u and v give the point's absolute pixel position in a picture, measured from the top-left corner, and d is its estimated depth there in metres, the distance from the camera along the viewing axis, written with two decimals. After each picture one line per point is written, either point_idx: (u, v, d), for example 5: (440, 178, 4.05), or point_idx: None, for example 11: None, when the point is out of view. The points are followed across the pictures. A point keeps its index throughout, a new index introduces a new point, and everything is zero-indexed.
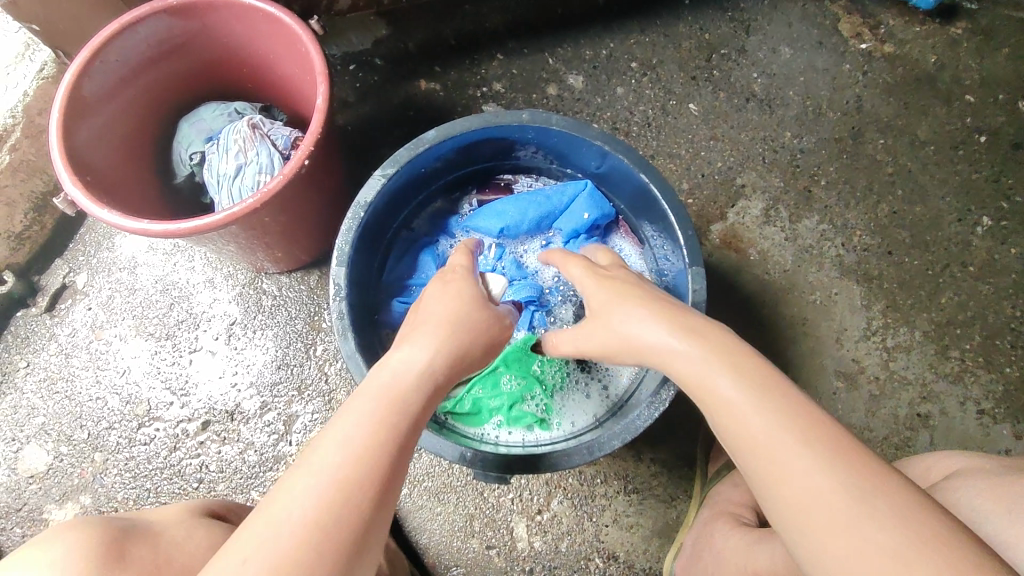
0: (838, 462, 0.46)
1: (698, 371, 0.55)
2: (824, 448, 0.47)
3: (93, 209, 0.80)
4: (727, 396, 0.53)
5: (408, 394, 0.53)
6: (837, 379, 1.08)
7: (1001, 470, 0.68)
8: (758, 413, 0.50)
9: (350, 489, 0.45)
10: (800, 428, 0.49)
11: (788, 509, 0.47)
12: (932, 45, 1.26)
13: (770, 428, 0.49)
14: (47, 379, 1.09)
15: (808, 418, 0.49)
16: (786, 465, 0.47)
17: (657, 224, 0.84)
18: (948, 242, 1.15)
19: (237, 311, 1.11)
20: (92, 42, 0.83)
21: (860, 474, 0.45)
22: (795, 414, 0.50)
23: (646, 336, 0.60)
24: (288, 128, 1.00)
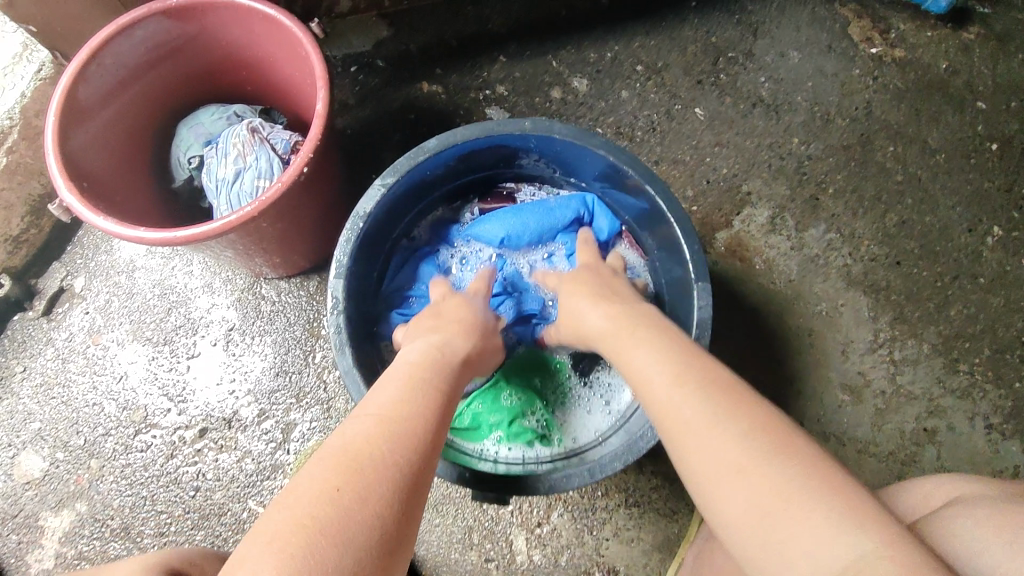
0: (717, 398, 0.56)
1: (622, 343, 0.66)
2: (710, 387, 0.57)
3: (88, 217, 0.78)
4: (640, 356, 0.63)
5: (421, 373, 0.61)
6: (843, 392, 1.06)
7: (1006, 499, 0.61)
8: (663, 366, 0.60)
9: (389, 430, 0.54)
10: (696, 375, 0.58)
11: (678, 437, 0.56)
12: (943, 51, 1.24)
13: (669, 376, 0.59)
14: (44, 384, 1.08)
15: (702, 369, 0.59)
16: (677, 403, 0.57)
17: (662, 237, 0.82)
18: (957, 253, 1.13)
19: (235, 316, 1.10)
20: (89, 45, 0.82)
21: (734, 404, 0.55)
22: (694, 366, 0.60)
23: (592, 326, 0.72)
24: (288, 132, 0.98)
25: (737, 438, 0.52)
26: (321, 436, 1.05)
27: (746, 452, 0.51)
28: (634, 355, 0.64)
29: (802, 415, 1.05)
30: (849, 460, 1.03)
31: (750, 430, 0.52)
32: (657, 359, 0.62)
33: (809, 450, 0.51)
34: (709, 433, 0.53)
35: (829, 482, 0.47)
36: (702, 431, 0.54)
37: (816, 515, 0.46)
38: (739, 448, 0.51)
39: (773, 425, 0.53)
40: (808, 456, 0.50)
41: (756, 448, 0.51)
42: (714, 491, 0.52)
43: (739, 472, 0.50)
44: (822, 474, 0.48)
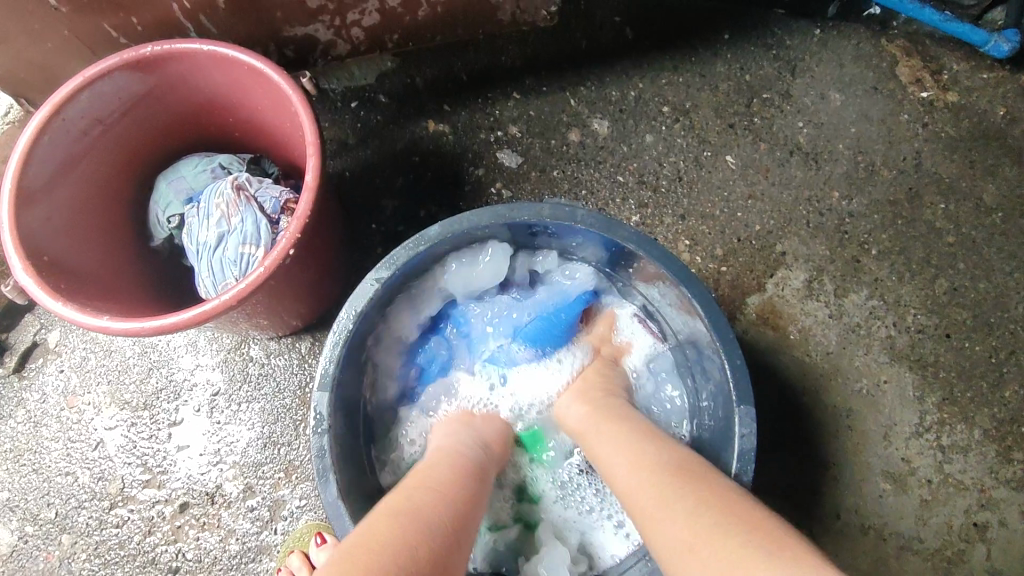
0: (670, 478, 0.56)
1: (590, 433, 0.67)
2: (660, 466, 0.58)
3: (46, 301, 0.70)
4: (601, 445, 0.65)
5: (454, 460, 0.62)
6: (885, 480, 0.96)
7: None
8: (618, 452, 0.62)
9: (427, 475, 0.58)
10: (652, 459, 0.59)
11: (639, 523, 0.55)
12: (1000, 96, 1.13)
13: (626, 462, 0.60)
14: (13, 449, 1.00)
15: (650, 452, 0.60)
16: (629, 490, 0.57)
17: (697, 344, 0.74)
18: (1013, 326, 1.02)
19: (221, 379, 1.01)
20: (51, 101, 0.74)
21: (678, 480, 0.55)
22: (647, 450, 0.60)
23: (569, 418, 0.73)
24: (277, 188, 0.89)
25: (683, 509, 0.52)
26: (312, 515, 0.96)
27: (693, 527, 0.50)
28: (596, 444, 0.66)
29: (839, 505, 0.96)
30: (889, 558, 0.93)
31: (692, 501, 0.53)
32: (613, 445, 0.63)
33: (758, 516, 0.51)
34: (657, 518, 0.53)
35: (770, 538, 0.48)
36: (655, 512, 0.54)
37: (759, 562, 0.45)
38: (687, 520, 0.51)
39: (712, 493, 0.53)
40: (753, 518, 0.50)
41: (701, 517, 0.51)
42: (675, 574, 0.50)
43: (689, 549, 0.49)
44: (766, 536, 0.48)
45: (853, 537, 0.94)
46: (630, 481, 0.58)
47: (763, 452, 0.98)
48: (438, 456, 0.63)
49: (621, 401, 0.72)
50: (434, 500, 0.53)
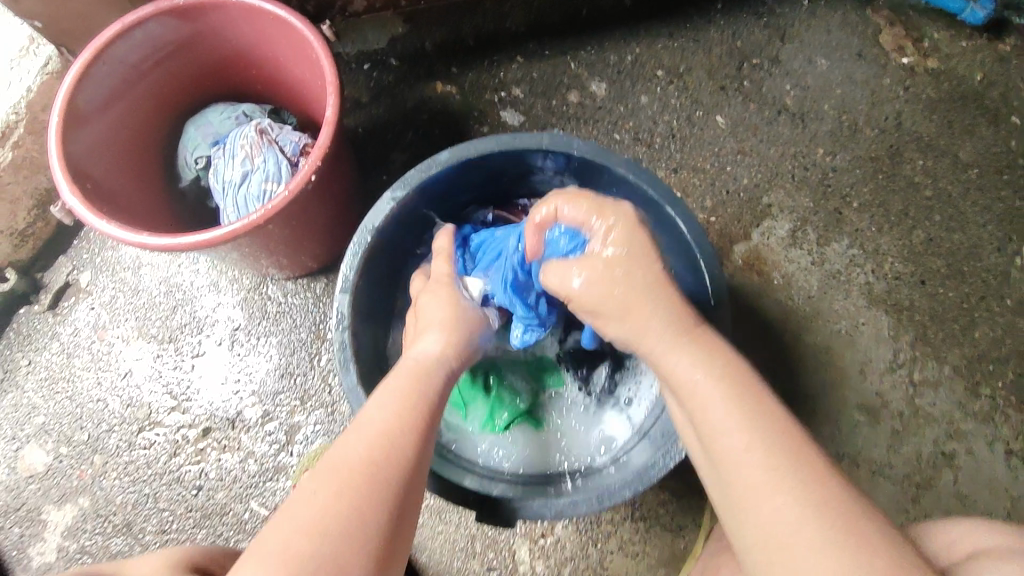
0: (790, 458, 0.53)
1: (691, 382, 0.59)
2: (779, 450, 0.54)
3: (90, 219, 0.77)
4: (698, 408, 0.58)
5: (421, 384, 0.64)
6: (860, 412, 1.03)
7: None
8: (730, 411, 0.56)
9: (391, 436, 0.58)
10: (766, 437, 0.54)
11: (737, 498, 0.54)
12: (979, 61, 1.19)
13: (738, 431, 0.55)
14: (48, 377, 1.07)
15: (766, 419, 0.55)
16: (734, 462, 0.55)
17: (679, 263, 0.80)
18: (984, 273, 1.09)
19: (241, 316, 1.08)
20: (94, 44, 0.81)
21: (794, 470, 0.52)
22: (767, 425, 0.55)
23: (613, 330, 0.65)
24: (297, 134, 0.95)
25: (792, 508, 0.51)
26: (325, 439, 1.03)
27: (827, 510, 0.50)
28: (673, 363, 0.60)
29: (817, 435, 1.02)
30: (863, 482, 1.00)
31: (802, 504, 0.51)
32: (723, 408, 0.56)
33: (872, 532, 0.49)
34: (755, 507, 0.53)
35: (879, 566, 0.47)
36: (760, 500, 0.52)
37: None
38: (797, 522, 0.50)
39: (827, 493, 0.51)
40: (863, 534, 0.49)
41: (814, 527, 0.50)
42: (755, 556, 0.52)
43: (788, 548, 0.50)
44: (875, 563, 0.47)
45: None
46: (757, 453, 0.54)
47: None
48: (408, 381, 0.64)
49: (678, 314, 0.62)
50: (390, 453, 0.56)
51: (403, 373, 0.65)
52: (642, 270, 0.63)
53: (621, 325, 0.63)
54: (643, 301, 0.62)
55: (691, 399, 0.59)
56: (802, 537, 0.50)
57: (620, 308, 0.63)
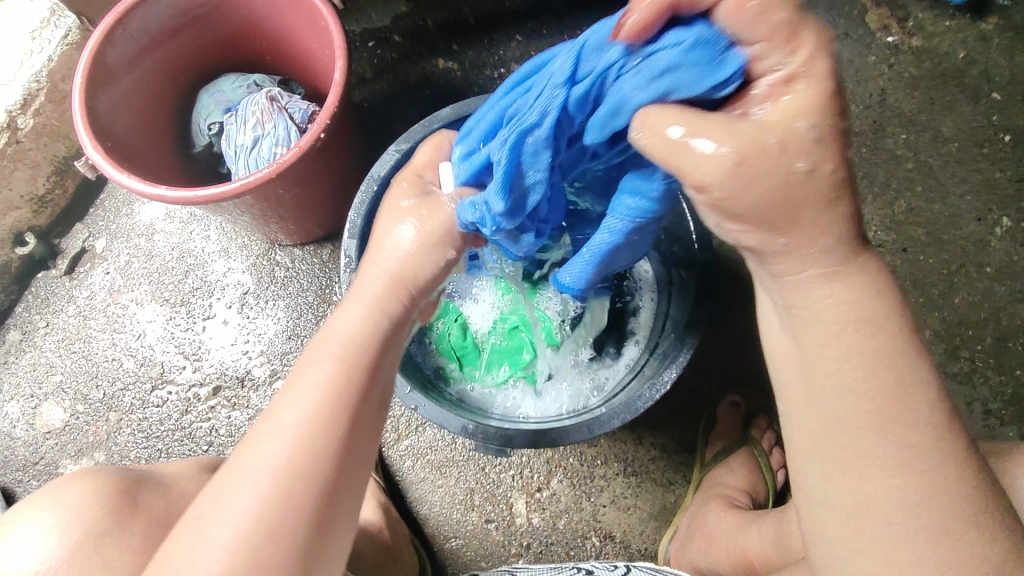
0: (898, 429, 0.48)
1: (835, 329, 0.48)
2: (912, 430, 0.47)
3: (114, 174, 0.82)
4: (834, 359, 0.48)
5: (348, 365, 0.58)
6: None
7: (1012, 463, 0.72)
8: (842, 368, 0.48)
9: (318, 429, 0.54)
10: (903, 417, 0.48)
11: (832, 460, 0.49)
12: (961, 40, 1.23)
13: (873, 397, 0.48)
14: (65, 339, 1.12)
15: (905, 392, 0.48)
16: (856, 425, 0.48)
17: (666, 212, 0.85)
18: (964, 242, 1.13)
19: (250, 280, 1.13)
20: (116, 10, 0.85)
21: (919, 450, 0.47)
22: (902, 403, 0.48)
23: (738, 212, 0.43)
24: (305, 102, 1.00)
25: (898, 486, 0.47)
26: None
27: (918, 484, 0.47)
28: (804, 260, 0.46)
29: None
30: None
31: (907, 486, 0.47)
32: (862, 370, 0.48)
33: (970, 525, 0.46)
34: (851, 473, 0.48)
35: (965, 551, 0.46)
36: (861, 472, 0.48)
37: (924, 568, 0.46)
38: (899, 499, 0.47)
39: (941, 479, 0.47)
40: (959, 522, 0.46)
41: (914, 507, 0.47)
42: (835, 519, 0.49)
43: (882, 521, 0.47)
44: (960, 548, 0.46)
45: None
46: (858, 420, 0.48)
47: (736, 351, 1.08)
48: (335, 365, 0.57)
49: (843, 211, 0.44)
50: (314, 449, 0.53)
51: (334, 359, 0.57)
52: (832, 165, 0.41)
53: (771, 237, 0.44)
54: (818, 212, 0.43)
55: (813, 337, 0.49)
56: (899, 514, 0.47)
57: (780, 213, 0.42)
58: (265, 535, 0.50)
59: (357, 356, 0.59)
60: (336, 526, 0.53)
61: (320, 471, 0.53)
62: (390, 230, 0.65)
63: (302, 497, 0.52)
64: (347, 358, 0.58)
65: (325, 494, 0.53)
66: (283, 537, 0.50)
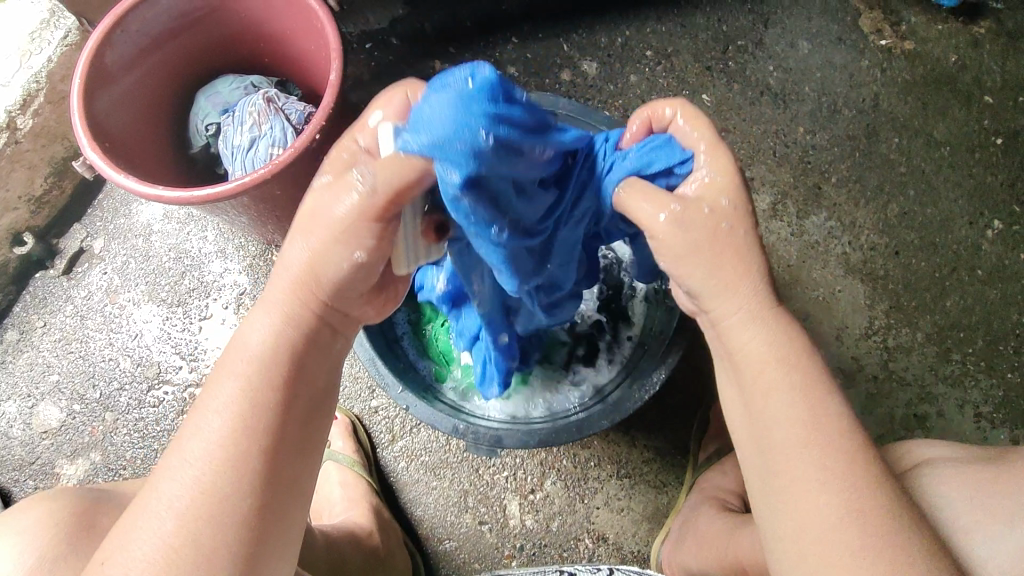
0: (840, 460, 0.52)
1: (767, 363, 0.54)
2: (836, 451, 0.52)
3: (111, 174, 0.82)
4: (772, 388, 0.53)
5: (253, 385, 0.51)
6: (836, 375, 1.08)
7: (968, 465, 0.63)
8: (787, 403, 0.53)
9: (231, 453, 0.50)
10: (829, 438, 0.52)
11: (774, 488, 0.53)
12: (953, 45, 1.24)
13: (797, 421, 0.53)
14: (62, 338, 1.13)
15: (821, 422, 0.53)
16: (788, 451, 0.52)
17: None
18: (955, 245, 1.14)
19: (247, 281, 1.14)
20: (113, 12, 0.86)
21: (845, 471, 0.51)
22: (828, 427, 0.53)
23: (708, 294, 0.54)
24: (301, 104, 1.01)
25: (833, 508, 0.50)
26: None
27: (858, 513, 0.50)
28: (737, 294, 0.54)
29: None
30: None
31: (844, 507, 0.50)
32: (789, 401, 0.53)
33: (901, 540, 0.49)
34: (800, 486, 0.51)
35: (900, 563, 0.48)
36: (801, 496, 0.51)
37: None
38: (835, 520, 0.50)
39: (872, 498, 0.51)
40: (895, 538, 0.49)
41: (850, 529, 0.50)
42: (785, 545, 0.52)
43: (819, 544, 0.50)
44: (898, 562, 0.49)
45: None
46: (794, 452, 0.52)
47: None
48: (238, 386, 0.51)
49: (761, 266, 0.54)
50: (231, 473, 0.49)
51: (235, 384, 0.51)
52: (746, 225, 0.54)
53: (709, 276, 0.53)
54: (743, 259, 0.53)
55: (747, 373, 0.55)
56: (837, 533, 0.49)
57: (710, 255, 0.53)
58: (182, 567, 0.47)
59: (259, 378, 0.52)
60: (263, 552, 0.50)
61: (233, 498, 0.49)
62: (314, 211, 0.51)
63: (225, 521, 0.48)
64: (252, 377, 0.52)
65: (246, 520, 0.49)
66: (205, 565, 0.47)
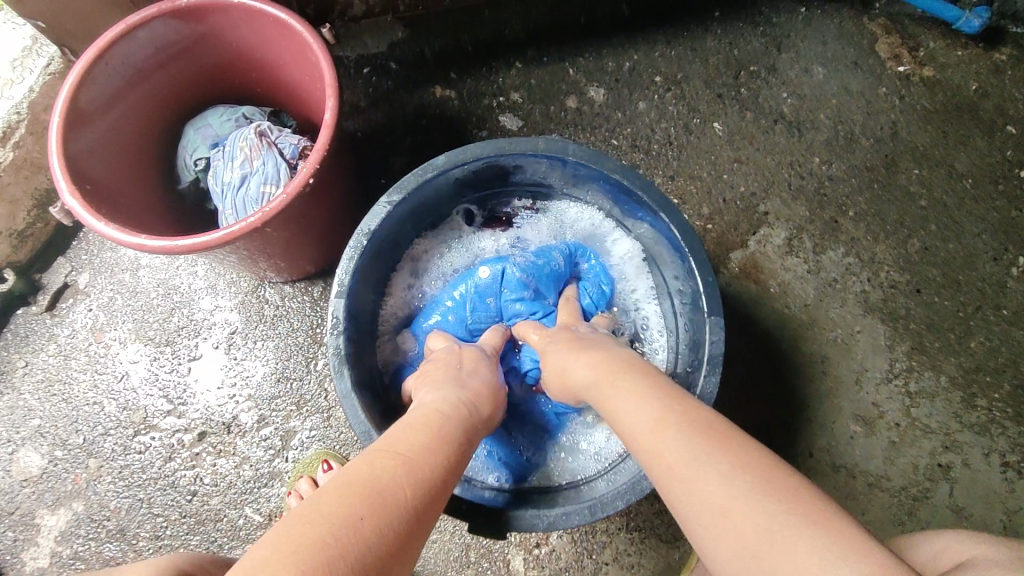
0: (679, 420, 0.52)
1: (611, 387, 0.60)
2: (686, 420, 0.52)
3: (91, 221, 0.77)
4: (616, 395, 0.59)
5: (424, 427, 0.57)
6: (855, 422, 1.04)
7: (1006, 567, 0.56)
8: (626, 399, 0.58)
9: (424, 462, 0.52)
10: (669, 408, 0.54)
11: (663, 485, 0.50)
12: (974, 71, 1.20)
13: (629, 406, 0.57)
14: (45, 380, 1.07)
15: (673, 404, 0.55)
16: (647, 441, 0.52)
17: (672, 262, 0.79)
18: (979, 283, 1.10)
19: (238, 319, 1.09)
20: (96, 44, 0.80)
21: (681, 427, 0.52)
22: (672, 404, 0.54)
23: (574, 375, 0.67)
24: (296, 136, 0.96)
25: (686, 452, 0.49)
26: (321, 444, 1.04)
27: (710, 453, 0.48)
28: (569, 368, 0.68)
29: (812, 445, 1.03)
30: (859, 493, 1.01)
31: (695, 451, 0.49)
32: (633, 399, 0.57)
33: (796, 483, 0.46)
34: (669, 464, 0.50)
35: (810, 509, 0.43)
36: (682, 475, 0.48)
37: (808, 562, 0.40)
38: (719, 483, 0.46)
39: (711, 432, 0.50)
40: (790, 483, 0.45)
41: (738, 487, 0.45)
42: (710, 540, 0.46)
43: (726, 514, 0.45)
44: (812, 516, 0.42)
45: (826, 474, 1.02)
46: (651, 435, 0.53)
47: (744, 397, 1.05)
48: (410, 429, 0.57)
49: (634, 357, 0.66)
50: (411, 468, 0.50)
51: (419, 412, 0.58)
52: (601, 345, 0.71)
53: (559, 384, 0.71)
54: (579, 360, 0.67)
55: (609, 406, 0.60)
56: (696, 475, 0.47)
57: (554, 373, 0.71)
58: (316, 537, 0.40)
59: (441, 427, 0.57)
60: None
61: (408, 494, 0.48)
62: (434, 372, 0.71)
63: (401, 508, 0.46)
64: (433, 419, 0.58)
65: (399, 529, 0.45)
66: (345, 538, 0.41)
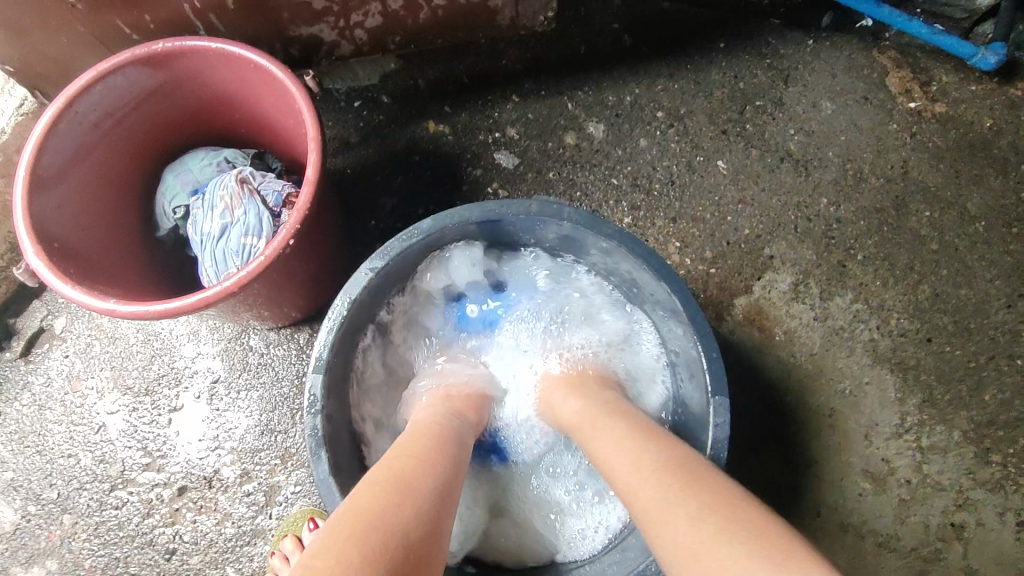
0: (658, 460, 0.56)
1: (598, 426, 0.65)
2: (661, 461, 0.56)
3: (56, 284, 0.73)
4: (598, 438, 0.63)
5: (427, 437, 0.62)
6: (864, 479, 0.99)
7: None
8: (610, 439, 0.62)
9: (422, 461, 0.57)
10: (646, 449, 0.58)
11: (643, 524, 0.52)
12: (987, 108, 1.15)
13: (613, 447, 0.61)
14: (18, 431, 1.03)
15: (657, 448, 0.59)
16: (625, 481, 0.56)
17: (671, 330, 0.76)
18: (994, 331, 1.05)
19: (220, 368, 1.04)
20: (64, 94, 0.77)
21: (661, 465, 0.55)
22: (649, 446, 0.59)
23: (565, 414, 0.71)
24: (280, 181, 0.91)
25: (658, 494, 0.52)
26: (306, 501, 0.99)
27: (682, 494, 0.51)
28: (557, 408, 0.73)
29: (819, 502, 0.98)
30: (867, 554, 0.96)
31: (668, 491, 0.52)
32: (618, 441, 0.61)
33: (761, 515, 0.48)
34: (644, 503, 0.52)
35: (775, 552, 0.44)
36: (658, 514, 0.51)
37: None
38: (690, 528, 0.48)
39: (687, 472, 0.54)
40: (756, 525, 0.47)
41: (707, 526, 0.47)
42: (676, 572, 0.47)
43: (694, 555, 0.46)
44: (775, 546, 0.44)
45: (833, 533, 0.97)
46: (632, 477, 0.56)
47: (747, 452, 1.01)
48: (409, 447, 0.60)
49: (614, 396, 0.71)
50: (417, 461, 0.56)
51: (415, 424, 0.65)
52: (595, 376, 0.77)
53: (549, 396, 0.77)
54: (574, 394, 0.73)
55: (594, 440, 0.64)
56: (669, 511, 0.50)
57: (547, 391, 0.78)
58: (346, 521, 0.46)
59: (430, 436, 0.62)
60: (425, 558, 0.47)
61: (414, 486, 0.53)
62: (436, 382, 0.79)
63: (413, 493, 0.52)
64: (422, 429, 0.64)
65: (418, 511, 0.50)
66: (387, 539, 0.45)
